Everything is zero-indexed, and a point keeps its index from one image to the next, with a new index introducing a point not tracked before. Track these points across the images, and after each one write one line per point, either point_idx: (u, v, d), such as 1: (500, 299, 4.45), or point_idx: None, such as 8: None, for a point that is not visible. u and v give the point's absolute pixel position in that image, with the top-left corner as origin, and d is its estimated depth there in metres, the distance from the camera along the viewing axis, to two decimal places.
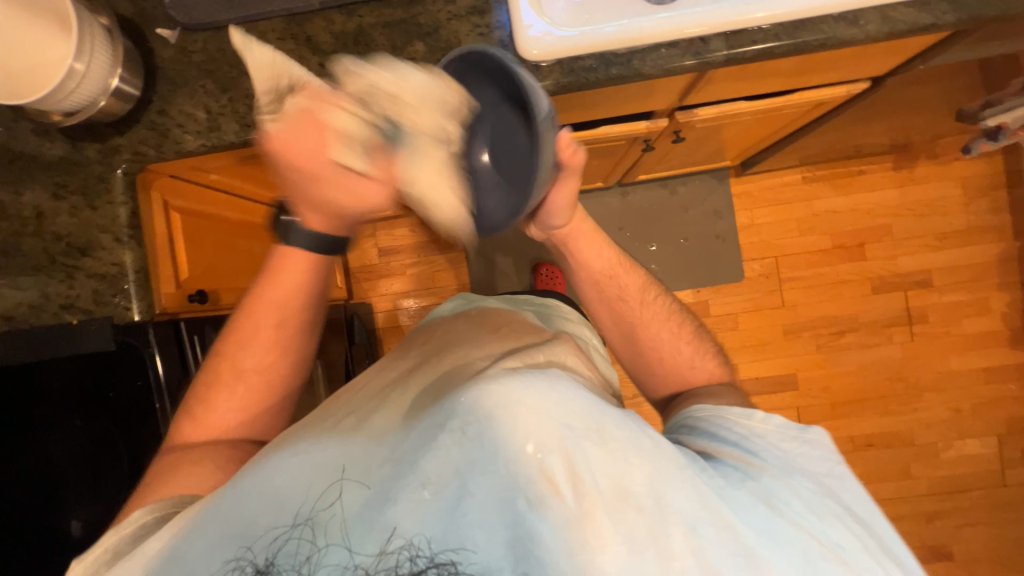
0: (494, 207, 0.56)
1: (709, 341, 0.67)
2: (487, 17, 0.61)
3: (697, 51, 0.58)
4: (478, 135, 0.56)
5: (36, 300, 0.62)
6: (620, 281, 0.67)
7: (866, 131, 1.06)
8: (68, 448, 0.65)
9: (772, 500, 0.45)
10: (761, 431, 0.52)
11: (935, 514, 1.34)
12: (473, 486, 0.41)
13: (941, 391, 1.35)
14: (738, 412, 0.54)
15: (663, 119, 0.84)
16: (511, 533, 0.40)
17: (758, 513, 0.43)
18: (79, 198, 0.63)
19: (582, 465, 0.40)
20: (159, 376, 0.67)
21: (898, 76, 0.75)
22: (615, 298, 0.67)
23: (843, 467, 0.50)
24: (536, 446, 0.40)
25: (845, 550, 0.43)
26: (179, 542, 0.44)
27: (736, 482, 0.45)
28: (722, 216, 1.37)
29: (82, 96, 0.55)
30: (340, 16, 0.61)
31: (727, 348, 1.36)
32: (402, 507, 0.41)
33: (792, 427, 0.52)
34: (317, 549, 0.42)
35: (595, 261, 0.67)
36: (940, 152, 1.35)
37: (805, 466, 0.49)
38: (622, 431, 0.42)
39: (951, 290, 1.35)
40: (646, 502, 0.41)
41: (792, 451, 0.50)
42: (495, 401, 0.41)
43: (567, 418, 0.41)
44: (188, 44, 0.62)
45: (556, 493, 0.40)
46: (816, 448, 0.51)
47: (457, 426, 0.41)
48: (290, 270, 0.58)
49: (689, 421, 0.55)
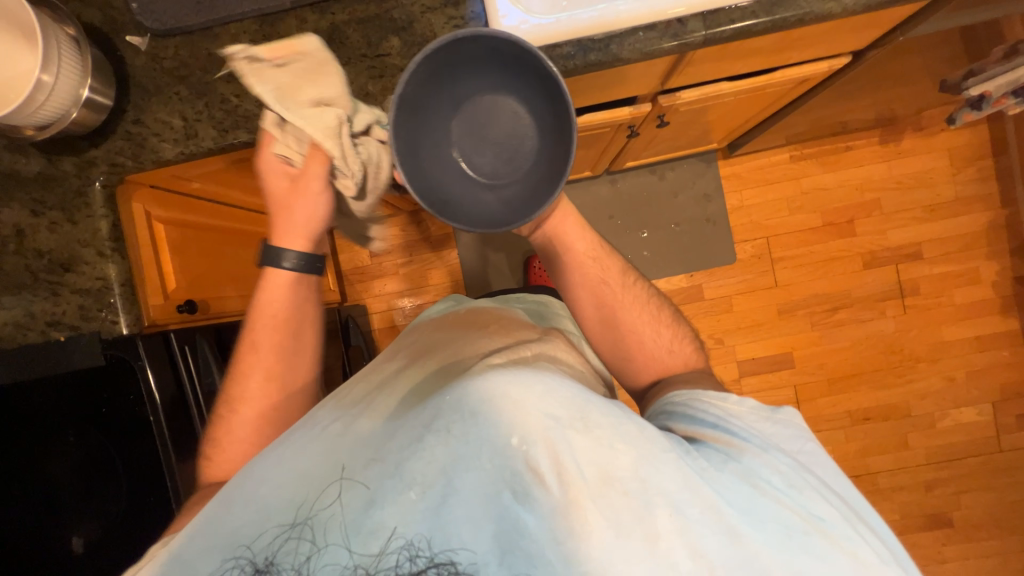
0: (516, 193, 0.54)
1: (686, 329, 0.68)
2: (461, 9, 0.60)
3: (675, 33, 0.57)
4: (470, 134, 0.56)
5: (20, 318, 0.61)
6: (601, 266, 0.66)
7: (851, 106, 1.06)
8: (63, 468, 0.63)
9: (752, 478, 0.45)
10: (736, 412, 0.52)
11: (934, 483, 1.36)
12: (459, 483, 0.41)
13: (935, 362, 1.36)
14: (715, 395, 0.54)
15: (646, 104, 0.83)
16: (499, 525, 0.41)
17: (739, 492, 0.44)
18: (59, 212, 0.62)
19: (567, 456, 0.40)
20: (150, 388, 0.64)
21: (879, 49, 0.75)
22: (597, 282, 0.66)
23: (813, 444, 0.51)
24: (521, 438, 0.41)
25: (825, 522, 0.44)
26: (185, 542, 0.45)
27: (719, 464, 0.46)
28: (712, 199, 1.37)
29: (52, 109, 0.54)
30: (313, 14, 0.60)
31: (723, 330, 1.37)
32: (391, 507, 0.41)
33: (764, 409, 0.53)
34: (317, 549, 0.41)
35: (577, 246, 0.66)
36: (926, 124, 1.35)
37: (779, 443, 0.50)
38: (607, 418, 0.42)
39: (942, 262, 1.36)
40: (632, 487, 0.41)
41: (767, 430, 0.51)
42: (478, 399, 0.42)
43: (551, 408, 0.41)
44: (159, 50, 0.61)
45: (542, 484, 0.40)
46: (788, 427, 0.52)
47: (443, 425, 0.42)
48: (287, 282, 0.63)
49: (669, 406, 0.55)
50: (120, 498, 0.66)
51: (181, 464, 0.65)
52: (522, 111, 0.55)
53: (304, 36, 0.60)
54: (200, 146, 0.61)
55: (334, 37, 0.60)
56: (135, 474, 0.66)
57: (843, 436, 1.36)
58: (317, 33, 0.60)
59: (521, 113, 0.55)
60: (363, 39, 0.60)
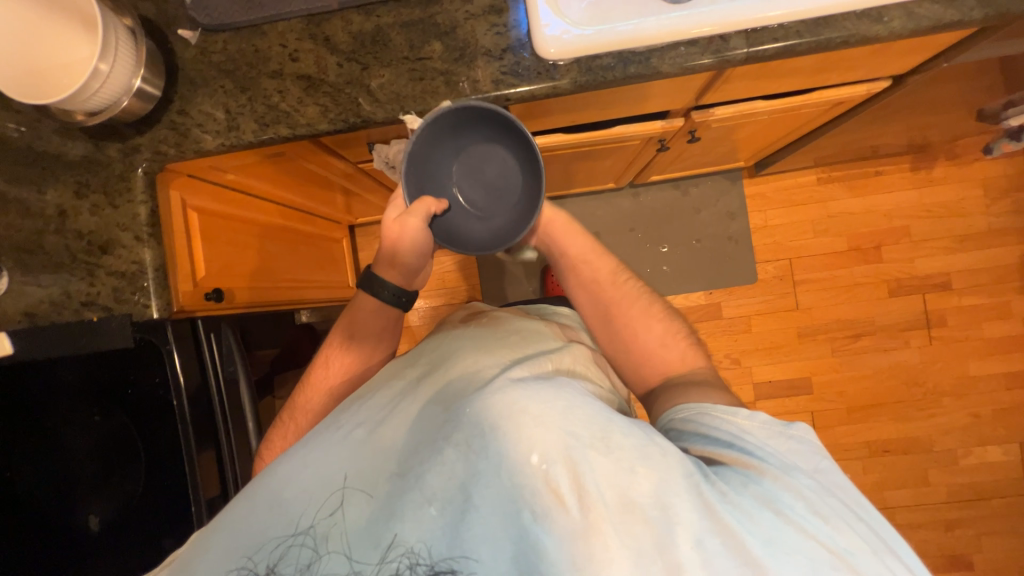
0: (503, 227, 0.66)
1: (680, 324, 0.66)
2: (504, 16, 0.60)
3: (716, 49, 0.57)
4: (464, 177, 0.67)
5: (56, 297, 0.63)
6: (595, 265, 0.67)
7: (884, 131, 1.04)
8: (89, 442, 0.67)
9: (775, 504, 0.41)
10: (748, 428, 0.48)
11: (955, 522, 1.31)
12: (478, 501, 0.41)
13: (960, 397, 1.32)
14: (724, 409, 0.50)
15: (678, 119, 0.83)
16: (515, 548, 0.40)
17: (762, 522, 0.40)
18: (101, 196, 0.64)
19: (588, 476, 0.40)
20: (175, 373, 0.65)
21: (920, 75, 0.74)
22: (590, 281, 0.66)
23: (830, 462, 0.46)
24: (541, 457, 0.40)
25: (851, 555, 0.39)
26: (194, 550, 0.44)
27: (738, 486, 0.43)
28: (735, 217, 1.35)
29: (105, 96, 0.56)
30: (359, 16, 0.62)
31: (740, 351, 1.35)
32: (410, 522, 0.41)
33: (777, 424, 0.49)
34: (317, 557, 0.42)
35: (572, 245, 0.68)
36: (960, 153, 1.33)
37: (796, 462, 0.45)
38: (628, 438, 0.42)
39: (971, 294, 1.33)
40: (653, 513, 0.40)
41: (781, 448, 0.46)
42: (497, 414, 0.42)
43: (573, 426, 0.42)
44: (209, 45, 0.63)
45: (563, 507, 0.40)
46: (803, 444, 0.47)
47: (464, 440, 0.43)
48: (367, 308, 0.69)
49: (676, 423, 0.52)
50: (138, 483, 0.66)
51: (198, 453, 0.65)
52: (507, 159, 0.65)
53: (348, 37, 0.62)
54: (240, 139, 0.62)
55: (378, 39, 0.61)
56: (154, 460, 0.65)
57: (860, 467, 1.32)
58: (362, 34, 0.62)
59: (507, 160, 0.65)
60: (406, 42, 0.61)
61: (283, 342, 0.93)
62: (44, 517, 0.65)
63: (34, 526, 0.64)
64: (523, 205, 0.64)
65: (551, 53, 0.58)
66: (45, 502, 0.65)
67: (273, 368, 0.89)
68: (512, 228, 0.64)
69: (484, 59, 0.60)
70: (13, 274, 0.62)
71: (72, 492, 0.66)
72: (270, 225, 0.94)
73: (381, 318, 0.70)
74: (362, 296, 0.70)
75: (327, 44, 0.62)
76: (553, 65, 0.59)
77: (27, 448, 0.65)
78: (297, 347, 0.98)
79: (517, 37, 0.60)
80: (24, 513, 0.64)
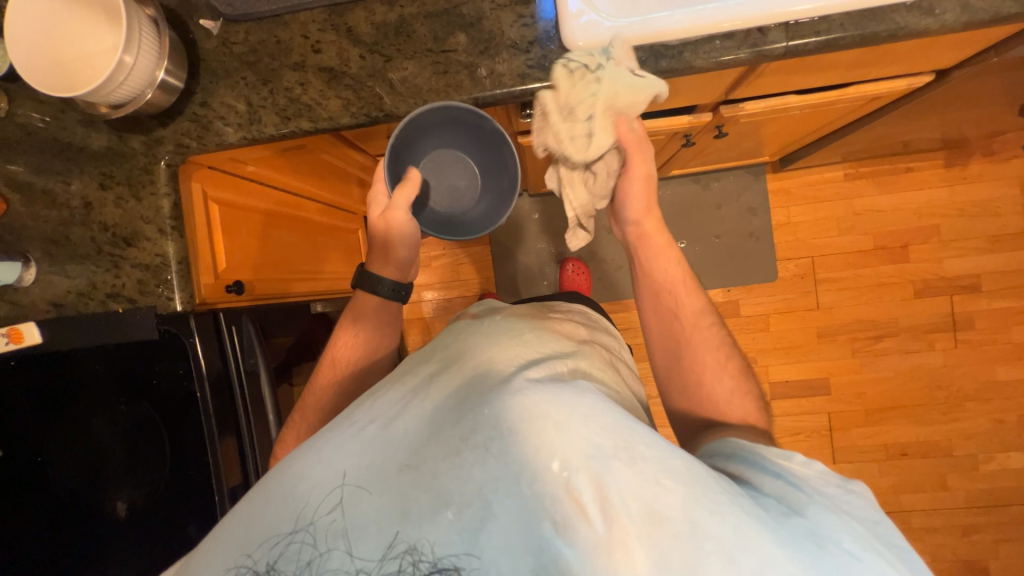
0: (482, 213, 0.71)
1: (754, 386, 0.62)
2: (531, 7, 0.58)
3: (754, 43, 0.55)
4: (443, 168, 0.70)
5: (82, 288, 0.64)
6: (684, 300, 0.64)
7: (918, 127, 1.00)
8: (115, 429, 0.68)
9: (818, 539, 0.38)
10: (801, 474, 0.45)
11: (972, 528, 1.29)
12: (497, 506, 0.40)
13: (984, 402, 1.29)
14: (778, 452, 0.48)
15: (706, 113, 0.80)
16: (534, 557, 0.38)
17: (802, 552, 0.37)
18: (125, 188, 0.64)
19: (612, 488, 0.38)
20: (199, 365, 0.66)
21: (966, 70, 0.70)
22: (668, 311, 0.64)
23: (889, 521, 0.42)
24: (563, 464, 0.39)
25: None
26: (210, 540, 0.44)
27: (779, 516, 0.40)
28: (757, 213, 1.32)
29: (130, 88, 0.56)
30: (382, 6, 0.60)
31: (756, 349, 1.33)
32: (421, 524, 0.40)
33: (834, 475, 0.45)
34: (318, 555, 0.41)
35: (664, 271, 0.65)
36: (997, 149, 1.27)
37: (846, 508, 0.42)
38: (654, 450, 0.40)
39: (1000, 297, 1.28)
40: (682, 529, 0.37)
41: (829, 494, 0.43)
42: (516, 416, 0.41)
43: (595, 435, 0.40)
44: (230, 35, 0.62)
45: (584, 518, 0.38)
46: (857, 498, 0.43)
47: (482, 442, 0.41)
48: (371, 307, 0.70)
49: (727, 448, 0.51)
50: (163, 471, 0.67)
51: (220, 441, 0.66)
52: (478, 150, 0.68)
53: (371, 28, 0.60)
54: (262, 132, 0.61)
55: (401, 30, 0.60)
56: (179, 450, 0.67)
57: (877, 470, 1.30)
58: (385, 25, 0.60)
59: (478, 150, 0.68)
60: (430, 33, 0.59)
61: (299, 332, 0.94)
62: (73, 502, 0.67)
63: (65, 509, 0.66)
64: (497, 191, 0.69)
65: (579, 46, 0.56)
66: (74, 487, 0.67)
67: (290, 357, 0.89)
68: (490, 213, 0.70)
69: (509, 53, 0.58)
70: (40, 264, 0.64)
71: (99, 478, 0.68)
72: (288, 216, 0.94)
73: (383, 316, 0.70)
74: (363, 294, 0.70)
75: (350, 35, 0.61)
76: None
77: (57, 433, 0.67)
78: (314, 338, 0.98)
79: (545, 29, 0.58)
80: (57, 496, 0.66)
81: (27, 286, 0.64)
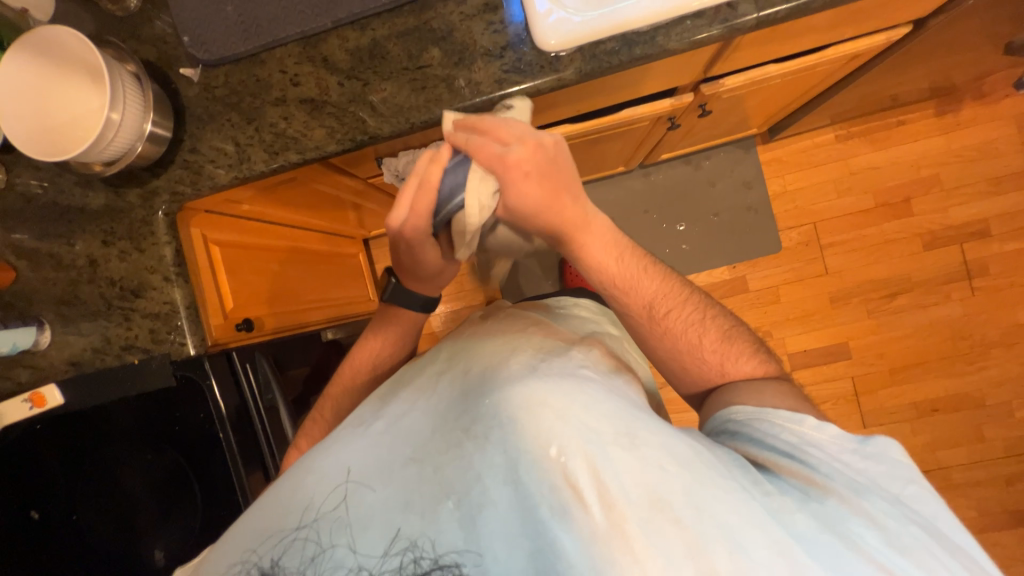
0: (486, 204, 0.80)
1: (746, 340, 0.60)
2: (499, 13, 0.59)
3: (724, 18, 0.55)
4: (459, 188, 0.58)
5: (97, 343, 0.65)
6: (640, 292, 0.58)
7: (903, 78, 0.99)
8: (143, 479, 0.69)
9: (841, 526, 0.39)
10: (816, 438, 0.47)
11: (1016, 477, 1.25)
12: (494, 494, 0.39)
13: (1010, 346, 1.26)
14: (788, 416, 0.49)
15: (687, 94, 0.80)
16: (533, 545, 0.37)
17: (826, 542, 0.38)
18: (127, 241, 0.65)
19: (609, 474, 0.38)
20: (218, 407, 0.66)
21: (942, 16, 0.70)
22: (628, 308, 0.59)
23: (918, 487, 0.44)
24: (560, 450, 0.38)
25: None
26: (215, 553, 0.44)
27: (798, 501, 0.41)
28: (752, 186, 1.31)
29: (120, 144, 0.57)
30: (355, 32, 0.61)
31: (770, 322, 1.31)
32: (422, 519, 0.39)
33: (851, 439, 0.47)
34: (322, 550, 0.40)
35: (607, 270, 0.58)
36: (987, 91, 1.26)
37: (870, 484, 0.44)
38: (655, 437, 0.40)
39: (1011, 238, 1.26)
40: (685, 513, 0.37)
41: (855, 464, 0.45)
42: (515, 406, 0.40)
43: (591, 421, 0.39)
44: (210, 80, 0.63)
45: (583, 505, 0.37)
46: (883, 463, 0.45)
47: (483, 432, 0.41)
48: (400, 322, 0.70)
49: (730, 425, 0.51)
50: (197, 513, 0.68)
51: (248, 477, 0.67)
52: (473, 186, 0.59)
53: (346, 54, 0.61)
54: (252, 170, 0.63)
55: (376, 52, 0.61)
56: (209, 489, 0.68)
57: (909, 429, 1.28)
58: (359, 50, 0.61)
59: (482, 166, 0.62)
60: (404, 52, 0.60)
61: (313, 361, 0.94)
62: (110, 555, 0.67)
63: (106, 562, 0.67)
64: None
65: (551, 45, 0.56)
66: (109, 542, 0.67)
67: (307, 387, 0.90)
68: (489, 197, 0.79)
69: (484, 60, 0.59)
70: (55, 327, 0.65)
71: (133, 531, 0.68)
72: (287, 247, 0.95)
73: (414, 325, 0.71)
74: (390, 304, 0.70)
75: (326, 64, 0.61)
76: (555, 57, 0.57)
77: (88, 490, 0.67)
78: (327, 365, 0.98)
79: (515, 32, 0.58)
80: (97, 552, 0.67)
81: (44, 349, 0.65)
